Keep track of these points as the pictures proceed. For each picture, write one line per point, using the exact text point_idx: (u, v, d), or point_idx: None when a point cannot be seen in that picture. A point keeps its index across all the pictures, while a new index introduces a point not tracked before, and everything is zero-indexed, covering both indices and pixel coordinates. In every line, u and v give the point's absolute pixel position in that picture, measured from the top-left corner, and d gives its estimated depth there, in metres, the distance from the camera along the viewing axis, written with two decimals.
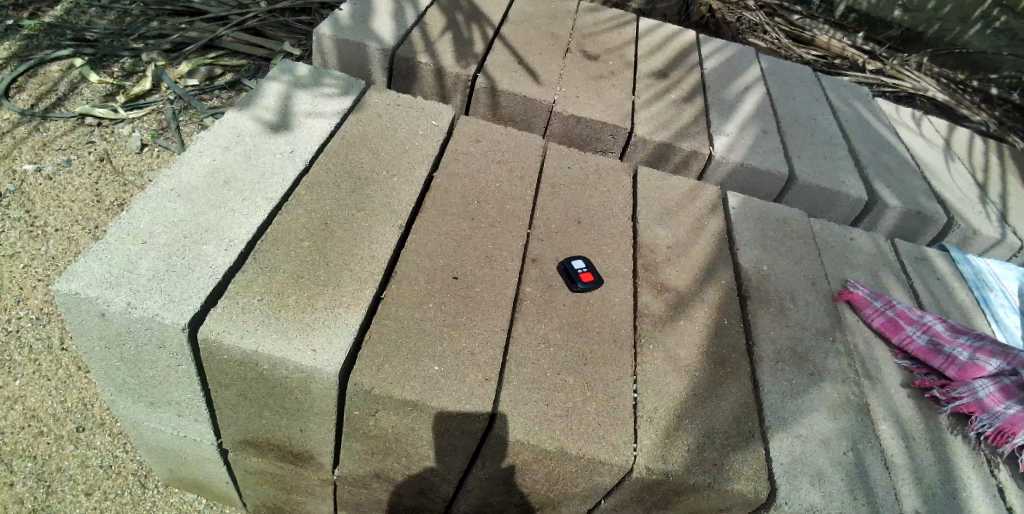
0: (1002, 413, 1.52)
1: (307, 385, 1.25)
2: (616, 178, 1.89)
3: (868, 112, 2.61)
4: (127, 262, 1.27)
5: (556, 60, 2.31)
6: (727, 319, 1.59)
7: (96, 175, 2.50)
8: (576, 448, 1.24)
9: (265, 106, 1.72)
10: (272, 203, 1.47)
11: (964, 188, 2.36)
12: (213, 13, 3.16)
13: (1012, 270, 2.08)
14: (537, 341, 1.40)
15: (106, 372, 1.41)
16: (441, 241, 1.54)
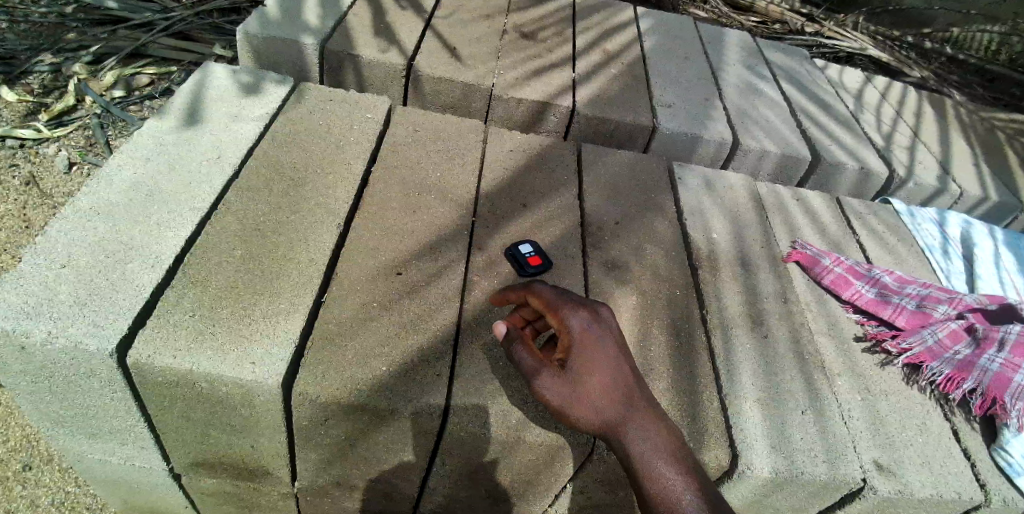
0: (951, 359, 1.58)
1: (250, 400, 1.19)
2: (559, 158, 1.86)
3: (806, 74, 2.64)
4: (45, 289, 1.18)
5: (493, 43, 2.26)
6: (679, 289, 1.59)
7: (23, 199, 2.36)
8: (534, 436, 1.22)
9: (188, 111, 1.63)
10: (201, 214, 1.40)
11: (904, 142, 2.41)
12: (135, 20, 2.99)
13: (953, 217, 2.14)
14: (489, 331, 1.37)
15: (36, 407, 1.31)
16: (384, 237, 1.49)
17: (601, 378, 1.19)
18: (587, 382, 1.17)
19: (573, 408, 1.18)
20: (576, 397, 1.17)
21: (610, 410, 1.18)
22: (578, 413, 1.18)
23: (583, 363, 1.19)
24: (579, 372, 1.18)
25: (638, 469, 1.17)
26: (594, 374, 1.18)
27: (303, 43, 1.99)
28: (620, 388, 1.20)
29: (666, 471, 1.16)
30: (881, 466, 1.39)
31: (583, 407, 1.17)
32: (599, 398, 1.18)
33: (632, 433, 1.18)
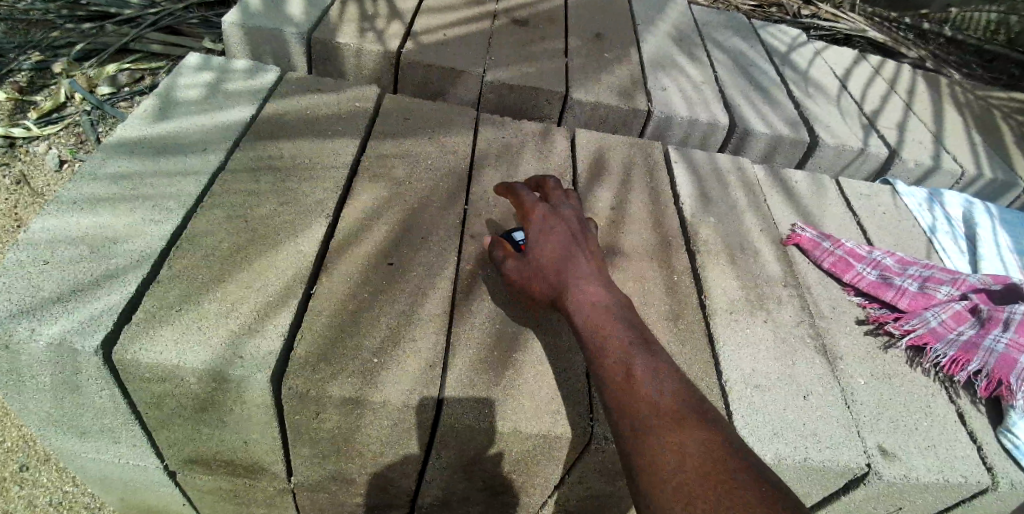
0: (954, 340, 1.56)
1: (240, 395, 1.17)
2: (552, 143, 1.83)
3: (804, 54, 2.60)
4: (28, 286, 1.16)
5: (483, 28, 2.22)
6: (677, 274, 1.56)
7: (13, 199, 2.33)
8: (529, 426, 1.19)
9: (172, 103, 1.60)
10: (187, 207, 1.37)
11: (903, 121, 2.38)
12: (123, 15, 2.95)
13: (954, 197, 2.11)
14: (483, 321, 1.34)
15: (24, 406, 1.29)
16: (375, 227, 1.46)
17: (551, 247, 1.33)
18: (540, 252, 1.32)
19: (531, 277, 1.30)
20: (532, 266, 1.31)
21: (558, 275, 1.29)
22: (533, 282, 1.30)
23: (535, 237, 1.35)
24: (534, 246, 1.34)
25: (577, 326, 1.23)
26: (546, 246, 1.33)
27: (287, 32, 1.96)
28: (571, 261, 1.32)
29: (602, 318, 1.21)
30: (885, 450, 1.37)
31: (540, 275, 1.29)
32: (552, 267, 1.30)
33: (574, 290, 1.26)
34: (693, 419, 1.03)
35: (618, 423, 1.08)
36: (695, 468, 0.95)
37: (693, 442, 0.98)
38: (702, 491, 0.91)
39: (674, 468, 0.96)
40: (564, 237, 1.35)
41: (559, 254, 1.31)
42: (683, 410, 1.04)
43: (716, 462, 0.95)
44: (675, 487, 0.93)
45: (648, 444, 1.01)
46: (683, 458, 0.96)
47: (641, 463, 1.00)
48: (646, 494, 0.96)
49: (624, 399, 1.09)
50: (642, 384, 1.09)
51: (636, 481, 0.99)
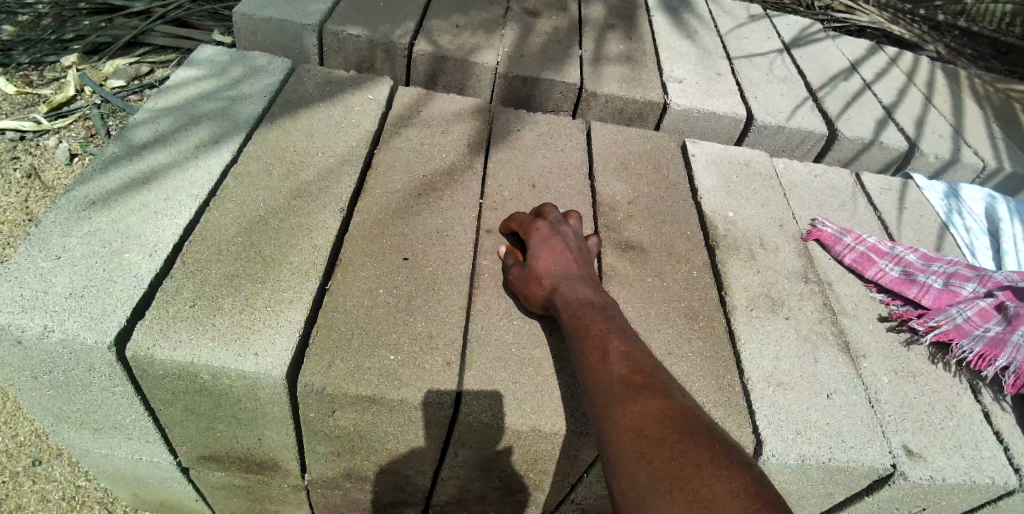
0: (981, 336, 1.51)
1: (254, 392, 1.16)
2: (566, 136, 1.80)
3: (821, 46, 2.55)
4: (40, 281, 1.14)
5: (496, 19, 2.18)
6: (696, 270, 1.53)
7: (24, 193, 2.33)
8: (548, 425, 1.17)
9: (183, 97, 1.58)
10: (199, 201, 1.35)
11: (924, 114, 2.32)
12: (132, 8, 2.93)
13: (977, 191, 2.06)
14: (500, 317, 1.32)
15: (36, 402, 1.28)
16: (388, 221, 1.44)
17: (548, 254, 1.30)
18: (535, 260, 1.30)
19: (530, 286, 1.28)
20: (529, 273, 1.29)
21: (550, 277, 1.25)
22: (532, 290, 1.27)
23: (531, 244, 1.33)
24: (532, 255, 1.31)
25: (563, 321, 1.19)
26: (542, 255, 1.30)
27: (298, 24, 1.93)
28: (566, 265, 1.27)
29: (584, 310, 1.17)
30: (910, 450, 1.33)
31: (536, 283, 1.27)
32: (546, 272, 1.27)
33: (563, 292, 1.22)
34: (658, 387, 0.98)
35: (590, 396, 1.03)
36: (655, 431, 0.89)
37: (656, 407, 0.93)
38: (661, 454, 0.85)
39: (636, 432, 0.90)
40: (560, 243, 1.32)
41: (552, 259, 1.28)
42: (648, 379, 1.00)
43: (676, 424, 0.89)
44: (636, 450, 0.88)
45: (614, 413, 0.96)
46: (646, 423, 0.91)
47: (606, 431, 0.95)
48: (613, 461, 0.91)
49: (595, 373, 1.04)
50: (609, 356, 1.06)
51: (603, 450, 0.94)
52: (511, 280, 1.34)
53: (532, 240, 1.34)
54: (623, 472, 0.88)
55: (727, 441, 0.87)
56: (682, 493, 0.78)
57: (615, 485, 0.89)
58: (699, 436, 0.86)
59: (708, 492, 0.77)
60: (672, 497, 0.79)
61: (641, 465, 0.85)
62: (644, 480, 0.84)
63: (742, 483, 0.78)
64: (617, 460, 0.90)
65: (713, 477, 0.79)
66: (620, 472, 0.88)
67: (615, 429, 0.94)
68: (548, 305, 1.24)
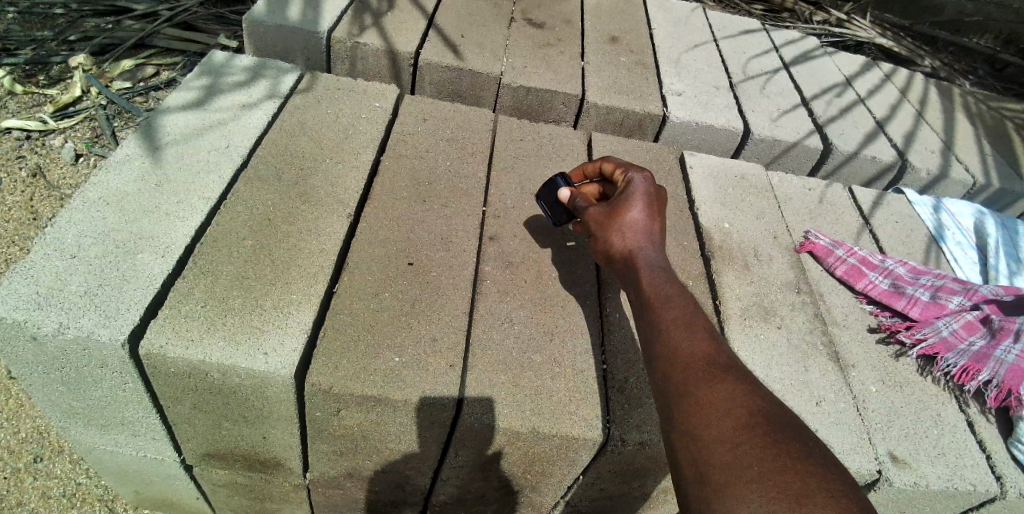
0: (966, 350, 1.56)
1: (263, 390, 1.19)
2: (566, 146, 1.84)
3: (819, 62, 2.61)
4: (56, 279, 1.17)
5: (499, 30, 2.23)
6: (692, 280, 1.58)
7: (30, 192, 2.36)
8: (548, 427, 1.21)
9: (192, 100, 1.62)
10: (210, 203, 1.39)
11: (919, 131, 2.38)
12: (140, 11, 2.97)
13: (966, 207, 2.11)
14: (502, 321, 1.36)
15: (47, 398, 1.30)
16: (394, 227, 1.48)
17: (636, 212, 1.26)
18: (626, 205, 1.28)
19: (608, 228, 1.26)
20: (613, 215, 1.27)
21: (629, 238, 1.24)
22: (610, 231, 1.25)
23: (625, 189, 1.31)
24: (620, 204, 1.28)
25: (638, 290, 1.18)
26: (632, 211, 1.26)
27: (302, 30, 1.97)
28: (648, 233, 1.25)
29: (659, 289, 1.16)
30: (897, 458, 1.38)
31: (618, 228, 1.25)
32: (631, 223, 1.25)
33: (643, 256, 1.22)
34: (735, 374, 0.99)
35: (656, 376, 1.05)
36: (738, 423, 0.91)
37: (736, 398, 0.94)
38: (750, 447, 0.88)
39: (718, 422, 0.92)
40: (654, 204, 1.30)
41: (642, 214, 1.26)
42: (724, 366, 1.01)
43: (759, 415, 0.92)
44: (719, 442, 0.90)
45: (691, 397, 0.97)
46: (729, 414, 0.93)
47: (681, 414, 0.97)
48: (688, 446, 0.93)
49: (665, 353, 1.05)
50: (679, 338, 1.06)
51: (675, 431, 0.96)
52: (586, 213, 1.32)
53: (625, 187, 1.32)
54: (702, 459, 0.90)
55: (807, 432, 0.91)
56: (773, 489, 0.82)
57: (689, 469, 0.92)
58: (783, 430, 0.90)
59: (801, 491, 0.81)
60: (760, 493, 0.82)
61: (727, 456, 0.88)
62: (728, 471, 0.87)
63: (833, 483, 0.82)
64: (695, 446, 0.92)
65: (804, 476, 0.83)
66: (699, 459, 0.91)
67: (692, 413, 0.95)
68: (621, 254, 1.24)
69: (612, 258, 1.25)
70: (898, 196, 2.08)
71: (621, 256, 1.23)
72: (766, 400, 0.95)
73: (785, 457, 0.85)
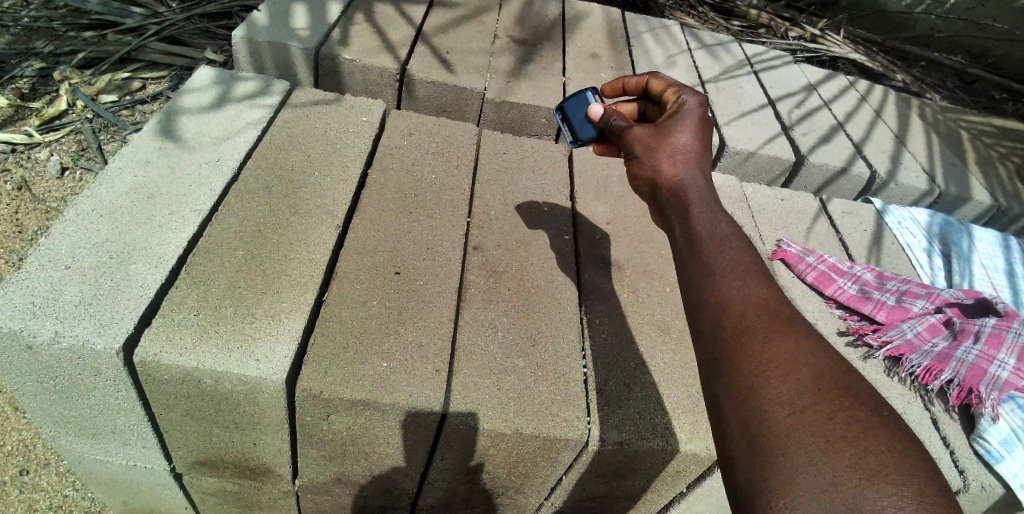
0: (929, 352, 1.65)
1: (254, 396, 1.23)
2: (548, 159, 1.91)
3: (793, 76, 2.70)
4: (51, 289, 1.20)
5: (483, 47, 2.30)
6: (669, 286, 1.64)
7: (15, 205, 2.37)
8: (530, 428, 1.26)
9: (183, 114, 1.66)
10: (202, 215, 1.43)
11: (888, 143, 2.48)
12: (126, 24, 3.00)
13: (931, 215, 2.21)
14: (486, 328, 1.41)
15: (38, 407, 1.32)
16: (382, 238, 1.53)
17: (687, 138, 1.15)
18: (677, 130, 1.17)
19: (655, 148, 1.14)
20: (663, 137, 1.16)
21: (680, 163, 1.11)
22: (659, 152, 1.13)
23: (676, 116, 1.20)
24: (670, 129, 1.17)
25: (687, 222, 1.04)
26: (684, 135, 1.15)
27: (294, 47, 2.03)
28: (700, 162, 1.13)
29: (711, 227, 1.01)
30: None
31: (667, 149, 1.13)
32: (683, 147, 1.14)
33: (694, 185, 1.08)
34: (798, 331, 0.87)
35: (699, 323, 0.92)
36: (802, 384, 0.79)
37: (800, 356, 0.82)
38: (816, 411, 0.75)
39: (778, 380, 0.80)
40: (707, 134, 1.18)
41: (694, 140, 1.15)
42: (786, 320, 0.88)
43: (826, 378, 0.80)
44: (777, 401, 0.78)
45: (745, 347, 0.85)
46: (790, 372, 0.80)
47: (731, 367, 0.84)
48: (738, 402, 0.80)
49: (715, 297, 0.92)
50: (735, 282, 0.92)
51: (723, 389, 0.83)
52: (629, 135, 1.21)
53: (676, 112, 1.21)
54: (754, 420, 0.78)
55: (881, 402, 0.78)
56: (841, 460, 0.70)
57: (736, 428, 0.79)
58: (854, 396, 0.78)
59: (875, 464, 0.69)
60: (824, 464, 0.70)
61: (786, 418, 0.76)
62: (787, 433, 0.74)
63: (911, 462, 0.70)
64: (749, 403, 0.79)
65: (879, 449, 0.71)
66: (750, 417, 0.78)
67: (746, 367, 0.83)
68: (670, 179, 1.10)
69: (657, 183, 1.12)
70: (867, 206, 2.17)
71: (668, 179, 1.10)
72: (834, 360, 0.83)
73: (858, 426, 0.73)
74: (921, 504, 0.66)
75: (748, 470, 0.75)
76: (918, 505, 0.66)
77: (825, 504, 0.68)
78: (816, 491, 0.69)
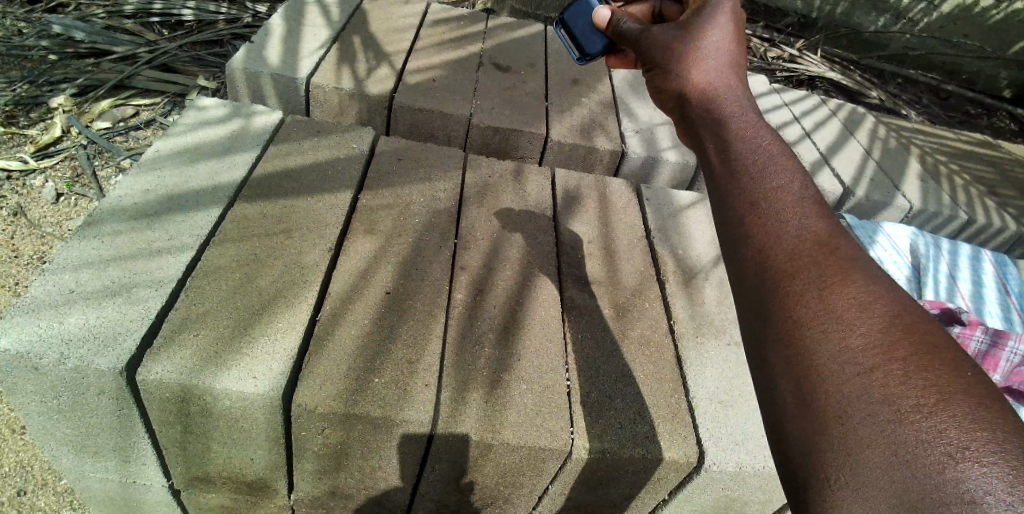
0: None
1: (252, 412, 1.28)
2: (532, 181, 1.99)
3: (769, 99, 2.83)
4: (55, 313, 1.26)
5: (469, 74, 2.40)
6: (649, 302, 1.72)
7: (10, 230, 2.41)
8: (517, 439, 1.32)
9: (182, 144, 1.74)
10: (200, 240, 1.49)
11: (860, 160, 2.60)
12: (119, 53, 3.08)
13: (901, 228, 2.32)
14: (473, 343, 1.48)
15: (40, 427, 1.37)
16: (373, 258, 1.60)
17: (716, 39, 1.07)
18: (705, 30, 1.09)
19: (681, 53, 1.07)
20: (691, 40, 1.09)
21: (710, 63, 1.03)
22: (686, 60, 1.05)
23: (703, 15, 1.13)
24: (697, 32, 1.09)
25: (718, 138, 0.91)
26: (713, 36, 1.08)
27: (286, 77, 2.12)
28: (731, 63, 1.04)
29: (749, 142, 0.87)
30: None
31: (695, 54, 1.05)
32: (711, 49, 1.06)
33: (728, 95, 0.98)
34: (864, 271, 0.71)
35: (739, 266, 0.77)
36: (867, 337, 0.64)
37: (868, 306, 0.66)
38: (884, 375, 0.61)
39: (837, 338, 0.65)
40: (737, 32, 1.10)
41: (723, 41, 1.07)
42: (845, 257, 0.72)
43: (900, 326, 0.64)
44: (833, 361, 0.64)
45: (797, 295, 0.70)
46: (853, 325, 0.65)
47: (777, 323, 0.70)
48: (786, 367, 0.67)
49: (756, 234, 0.77)
50: (782, 212, 0.77)
51: (768, 343, 0.70)
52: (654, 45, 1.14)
53: (703, 11, 1.13)
54: (809, 387, 0.64)
55: (968, 355, 0.63)
56: (909, 433, 0.57)
57: (787, 398, 0.66)
58: (936, 347, 0.62)
59: (957, 441, 0.55)
60: (892, 441, 0.58)
61: (849, 385, 0.62)
62: (842, 404, 0.62)
63: (1013, 428, 0.55)
64: (799, 362, 0.66)
65: (967, 416, 0.56)
66: (800, 382, 0.65)
67: (797, 323, 0.68)
68: (697, 85, 1.01)
69: (683, 93, 1.03)
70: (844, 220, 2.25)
71: (697, 84, 1.01)
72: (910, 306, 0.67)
73: (939, 388, 0.58)
74: None
75: (799, 448, 0.64)
76: (1019, 488, 0.52)
77: (889, 489, 0.56)
78: (874, 475, 0.58)
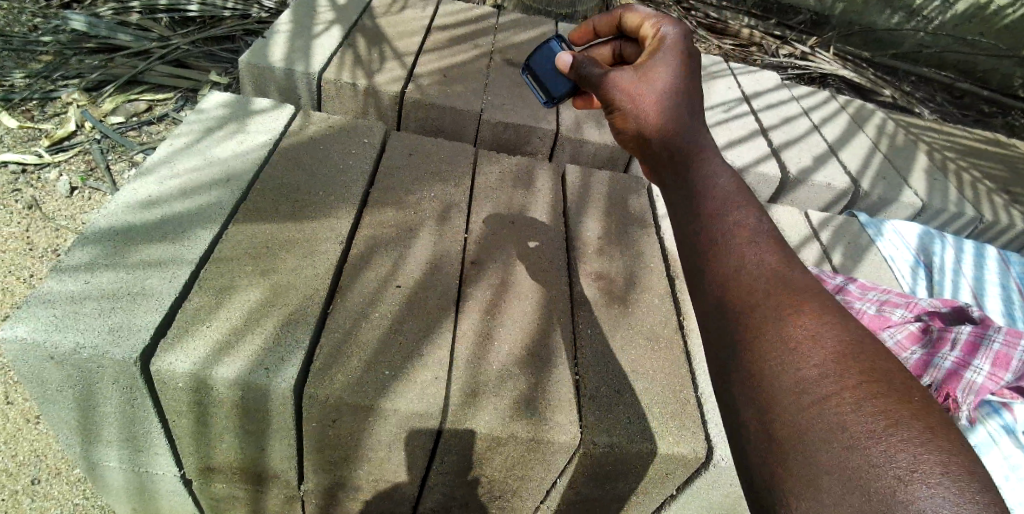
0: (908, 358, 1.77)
1: (263, 403, 1.30)
2: (542, 177, 1.99)
3: (779, 96, 2.81)
4: (71, 303, 1.28)
5: (479, 70, 2.41)
6: (658, 297, 1.71)
7: (26, 223, 2.43)
8: (527, 432, 1.33)
9: (195, 138, 1.76)
10: (213, 232, 1.51)
11: (871, 158, 2.57)
12: (132, 48, 3.11)
13: (912, 227, 2.30)
14: (483, 337, 1.49)
15: (56, 417, 1.39)
16: (384, 252, 1.60)
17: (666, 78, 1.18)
18: (658, 67, 1.19)
19: (635, 96, 1.18)
20: (642, 84, 1.18)
21: (664, 106, 1.15)
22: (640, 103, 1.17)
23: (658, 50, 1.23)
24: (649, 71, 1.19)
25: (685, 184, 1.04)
26: (664, 75, 1.18)
27: (297, 72, 2.13)
28: (682, 102, 1.16)
29: (708, 188, 1.02)
30: None
31: (649, 97, 1.17)
32: (664, 88, 1.17)
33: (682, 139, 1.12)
34: (815, 311, 0.82)
35: (710, 305, 0.87)
36: (820, 371, 0.74)
37: (819, 342, 0.77)
38: (837, 407, 0.71)
39: (795, 374, 0.75)
40: (688, 67, 1.21)
41: (674, 79, 1.18)
42: (800, 299, 0.83)
43: (849, 361, 0.75)
44: (792, 393, 0.74)
45: (759, 333, 0.80)
46: (808, 360, 0.76)
47: (743, 360, 0.80)
48: (752, 397, 0.77)
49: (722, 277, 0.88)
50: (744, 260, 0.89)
51: (735, 376, 0.80)
52: (607, 81, 1.23)
53: (656, 49, 1.23)
54: (772, 416, 0.74)
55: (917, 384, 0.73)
56: (861, 457, 0.67)
57: (754, 425, 0.75)
58: (882, 380, 0.73)
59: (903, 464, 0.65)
60: (849, 465, 0.67)
61: (807, 415, 0.72)
62: (802, 432, 0.71)
63: (947, 452, 0.66)
64: (763, 393, 0.76)
65: (912, 442, 0.66)
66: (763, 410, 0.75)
67: (760, 361, 0.78)
68: (656, 131, 1.15)
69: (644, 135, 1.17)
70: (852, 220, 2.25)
71: (655, 131, 1.15)
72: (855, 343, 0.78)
73: (887, 417, 0.68)
74: (958, 503, 0.62)
75: (767, 471, 0.73)
76: (956, 505, 0.62)
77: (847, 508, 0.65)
78: (834, 495, 0.66)
